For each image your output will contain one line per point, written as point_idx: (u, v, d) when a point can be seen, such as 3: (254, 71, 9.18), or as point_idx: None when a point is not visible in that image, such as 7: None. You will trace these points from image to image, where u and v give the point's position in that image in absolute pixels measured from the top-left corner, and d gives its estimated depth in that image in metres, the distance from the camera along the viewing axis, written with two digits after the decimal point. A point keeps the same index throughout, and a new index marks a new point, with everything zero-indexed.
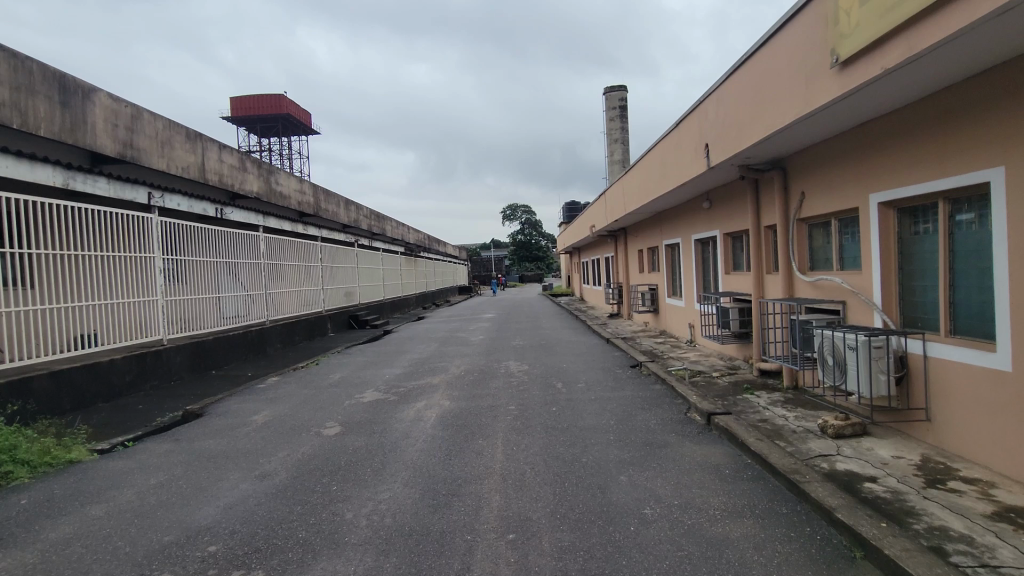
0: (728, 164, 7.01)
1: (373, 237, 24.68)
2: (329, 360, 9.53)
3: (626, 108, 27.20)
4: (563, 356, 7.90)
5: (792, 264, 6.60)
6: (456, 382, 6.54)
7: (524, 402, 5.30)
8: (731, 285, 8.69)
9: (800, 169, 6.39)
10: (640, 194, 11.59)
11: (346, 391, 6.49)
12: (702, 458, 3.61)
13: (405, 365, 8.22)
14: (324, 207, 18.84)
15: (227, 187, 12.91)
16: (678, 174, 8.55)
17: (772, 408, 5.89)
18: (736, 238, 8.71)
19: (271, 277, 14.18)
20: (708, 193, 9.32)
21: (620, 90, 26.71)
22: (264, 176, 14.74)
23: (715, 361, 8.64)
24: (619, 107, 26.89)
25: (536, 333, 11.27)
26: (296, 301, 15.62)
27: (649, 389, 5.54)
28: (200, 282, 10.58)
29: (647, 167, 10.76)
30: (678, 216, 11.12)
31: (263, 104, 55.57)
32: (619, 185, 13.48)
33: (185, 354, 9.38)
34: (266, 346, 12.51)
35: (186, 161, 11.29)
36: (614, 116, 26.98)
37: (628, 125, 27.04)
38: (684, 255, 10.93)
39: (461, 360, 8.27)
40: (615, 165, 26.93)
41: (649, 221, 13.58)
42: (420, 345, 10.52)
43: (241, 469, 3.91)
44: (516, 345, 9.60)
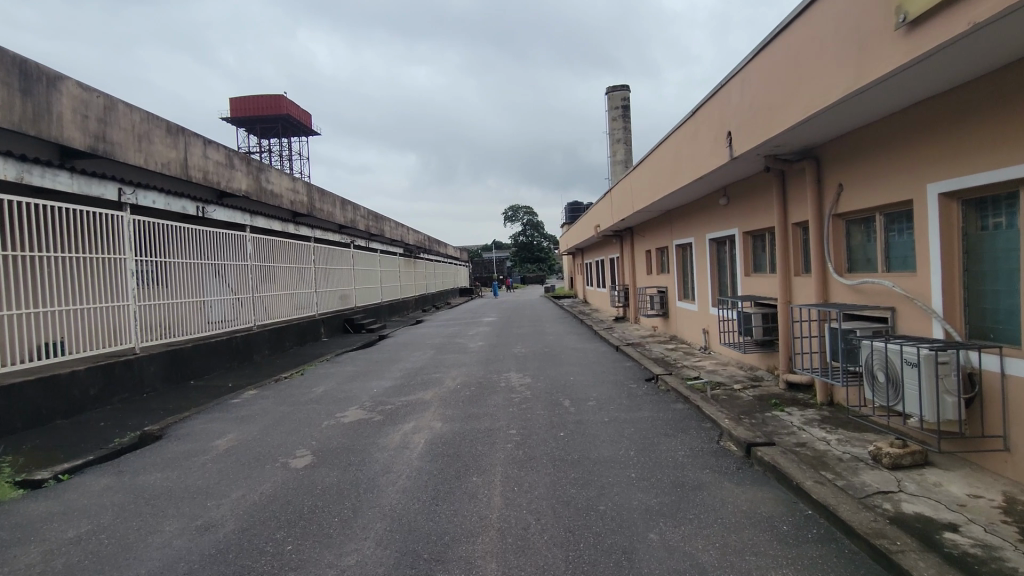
0: (754, 154, 6.33)
1: (371, 238, 24.00)
2: (317, 370, 8.83)
3: (629, 107, 26.50)
4: (570, 366, 7.19)
5: (827, 265, 5.89)
6: (450, 398, 5.83)
7: (526, 425, 4.59)
8: (752, 288, 7.97)
9: (837, 159, 5.70)
10: (649, 192, 10.91)
11: (326, 409, 5.78)
12: (749, 508, 2.91)
13: (396, 376, 7.50)
14: (318, 207, 18.15)
15: (213, 185, 12.23)
16: (693, 168, 7.86)
17: (809, 430, 5.17)
18: (757, 236, 8.00)
19: (260, 280, 13.49)
20: (725, 189, 8.65)
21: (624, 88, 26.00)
22: (254, 174, 14.07)
23: (735, 372, 7.92)
24: (623, 106, 26.19)
25: (540, 339, 10.54)
26: (288, 304, 14.92)
27: (671, 409, 4.82)
28: (179, 285, 9.89)
29: (657, 163, 10.10)
30: (690, 214, 10.43)
31: (262, 104, 54.96)
32: (626, 183, 12.79)
33: (159, 364, 8.70)
34: (253, 353, 11.82)
35: (167, 156, 10.62)
36: (617, 115, 26.27)
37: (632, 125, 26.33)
38: (697, 256, 10.21)
39: (458, 370, 7.56)
40: (618, 165, 26.22)
41: (658, 220, 12.87)
42: (415, 353, 9.81)
43: (183, 516, 3.20)
44: (518, 353, 8.88)
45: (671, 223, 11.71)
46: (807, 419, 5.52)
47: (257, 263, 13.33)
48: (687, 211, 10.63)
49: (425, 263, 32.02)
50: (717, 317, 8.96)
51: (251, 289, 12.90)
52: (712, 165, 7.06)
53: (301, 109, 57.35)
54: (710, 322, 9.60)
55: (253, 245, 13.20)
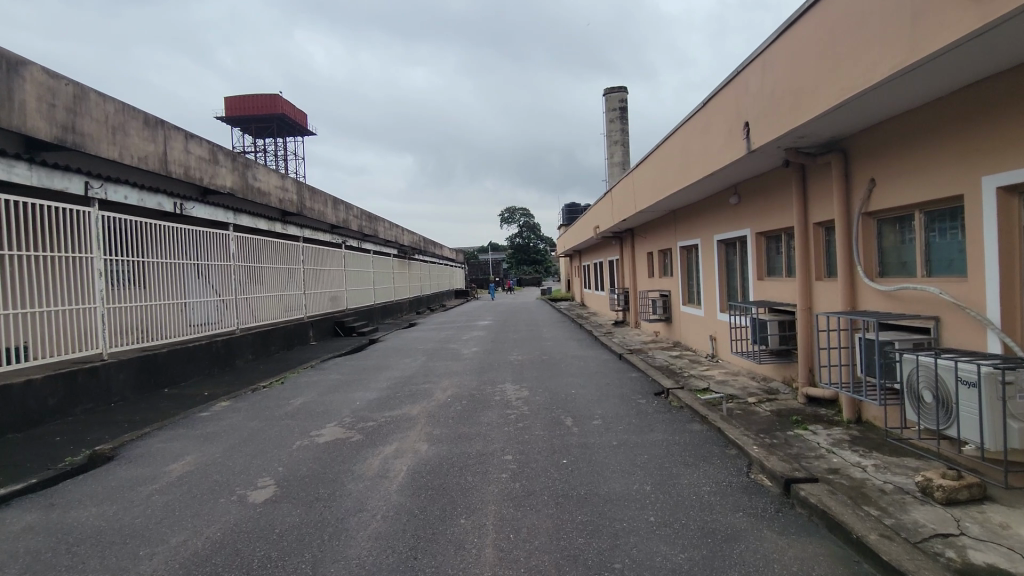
0: (774, 148, 5.79)
1: (364, 239, 23.40)
2: (299, 378, 8.24)
3: (627, 109, 26.02)
4: (571, 378, 6.62)
5: (856, 268, 5.35)
6: (439, 414, 5.27)
7: (524, 450, 4.02)
8: (765, 293, 7.43)
9: (867, 151, 5.17)
10: (652, 191, 10.37)
11: (302, 425, 5.20)
12: (800, 570, 2.37)
13: (382, 387, 6.91)
14: (309, 206, 17.57)
15: (196, 181, 11.64)
16: (703, 164, 7.33)
17: (840, 453, 4.62)
18: (772, 237, 7.47)
19: (245, 281, 12.91)
20: (735, 186, 8.13)
21: (621, 90, 25.52)
22: (239, 171, 13.47)
23: (747, 383, 7.37)
24: (620, 108, 25.71)
25: (538, 346, 9.97)
26: (275, 307, 14.33)
27: (687, 430, 4.27)
28: (156, 287, 9.29)
29: (661, 161, 9.58)
30: (696, 214, 9.90)
31: (257, 103, 54.29)
32: (626, 182, 12.25)
33: (130, 372, 8.11)
34: (235, 358, 11.24)
35: (144, 150, 10.02)
36: (614, 117, 25.79)
37: (629, 127, 25.85)
38: (704, 258, 9.67)
39: (450, 380, 6.99)
40: (615, 167, 25.74)
41: (660, 221, 12.34)
42: (405, 360, 9.24)
43: (107, 571, 2.61)
44: (515, 361, 8.30)
45: (675, 224, 11.18)
46: (835, 440, 4.97)
47: (242, 264, 12.76)
48: (692, 211, 10.10)
49: (420, 264, 31.44)
50: (726, 324, 8.42)
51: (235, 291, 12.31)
52: (725, 160, 6.54)
53: (295, 108, 56.70)
54: (718, 328, 9.06)
55: (237, 244, 12.61)
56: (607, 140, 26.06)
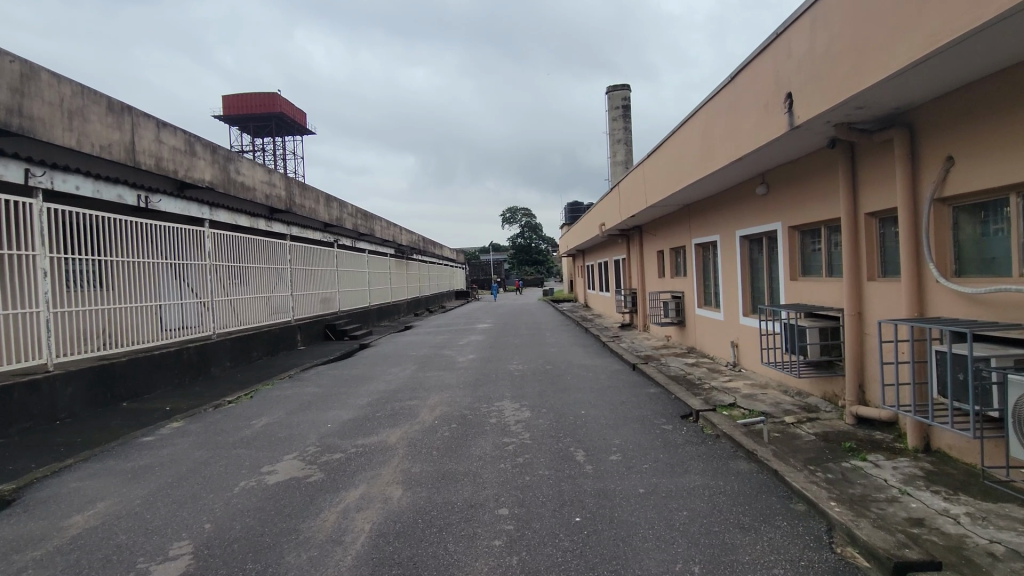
0: (822, 124, 4.87)
1: (359, 238, 22.52)
2: (273, 391, 7.34)
3: (629, 106, 25.11)
4: (579, 394, 5.70)
5: (925, 266, 4.43)
6: (423, 442, 4.36)
7: (524, 501, 3.11)
8: (800, 295, 6.52)
9: (941, 123, 4.25)
10: (665, 184, 9.47)
11: (254, 457, 4.29)
12: None
13: (363, 404, 6.01)
14: (299, 203, 16.69)
15: (170, 174, 10.76)
16: (728, 148, 6.43)
17: (917, 497, 3.71)
18: (807, 232, 6.56)
19: (226, 281, 12.02)
20: (763, 175, 7.22)
21: (624, 88, 24.60)
22: (220, 163, 12.59)
23: (780, 399, 6.46)
24: (622, 106, 24.80)
25: (540, 353, 9.05)
26: (260, 309, 13.44)
27: (731, 473, 3.35)
28: (120, 288, 8.41)
29: (676, 149, 8.69)
30: (715, 208, 9.00)
31: (254, 102, 53.39)
32: (636, 175, 11.33)
33: (80, 384, 7.20)
34: (211, 365, 10.33)
35: (107, 137, 9.14)
36: (616, 116, 24.90)
37: (632, 125, 24.94)
38: (724, 256, 8.77)
39: (440, 396, 6.08)
40: (619, 166, 24.83)
41: (672, 217, 11.44)
42: (393, 370, 8.32)
43: None
44: (516, 372, 7.37)
45: (689, 220, 10.28)
46: (905, 477, 4.05)
47: (222, 263, 11.89)
48: (710, 205, 9.18)
49: (419, 264, 30.51)
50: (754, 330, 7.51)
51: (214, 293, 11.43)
52: (757, 142, 5.62)
53: (294, 108, 55.89)
54: (742, 334, 8.17)
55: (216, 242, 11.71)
56: (610, 139, 25.13)
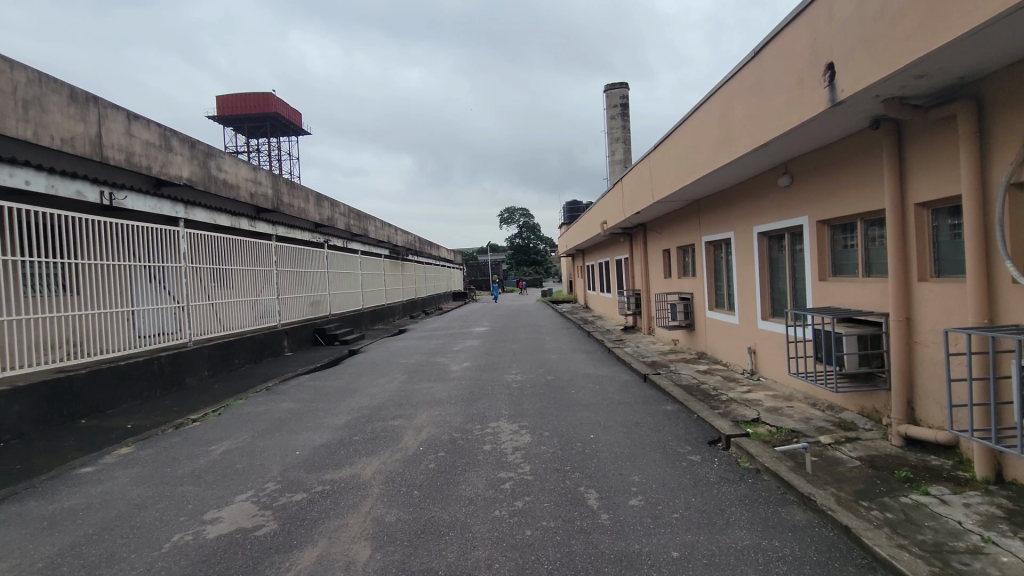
0: (869, 99, 4.18)
1: (353, 238, 21.82)
2: (245, 406, 6.64)
3: (628, 104, 24.40)
4: (586, 411, 5.01)
5: (998, 265, 3.73)
6: (404, 476, 3.67)
7: (524, 570, 2.42)
8: (831, 298, 5.85)
9: (1020, 93, 3.55)
10: (674, 177, 8.80)
11: (200, 497, 3.58)
12: None
13: (342, 423, 5.31)
14: (287, 201, 15.98)
15: (142, 170, 10.05)
16: (752, 133, 5.76)
17: (1006, 548, 3.01)
18: (839, 226, 5.89)
19: (209, 284, 11.32)
20: (786, 164, 6.56)
21: (622, 85, 23.91)
22: (199, 159, 11.88)
23: (810, 413, 5.80)
24: (621, 104, 24.10)
25: (540, 361, 8.36)
26: (245, 313, 12.74)
27: (784, 526, 2.67)
28: (82, 294, 7.69)
29: (686, 139, 8.02)
30: (729, 203, 8.33)
31: (248, 102, 52.69)
32: (641, 169, 10.64)
33: (28, 401, 6.49)
34: (187, 375, 9.59)
35: (69, 130, 8.43)
36: (615, 114, 24.20)
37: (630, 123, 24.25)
38: (739, 255, 8.10)
39: (429, 414, 5.38)
40: (618, 165, 24.22)
41: (680, 214, 10.75)
42: (380, 380, 7.62)
43: None
44: (514, 384, 6.67)
45: (700, 216, 9.60)
46: (984, 519, 3.35)
47: (204, 265, 11.18)
48: (723, 199, 8.52)
49: (415, 265, 29.80)
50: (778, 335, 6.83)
51: (194, 296, 10.73)
52: (788, 124, 4.95)
53: (288, 108, 55.17)
54: (761, 339, 7.52)
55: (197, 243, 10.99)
56: (609, 137, 24.48)
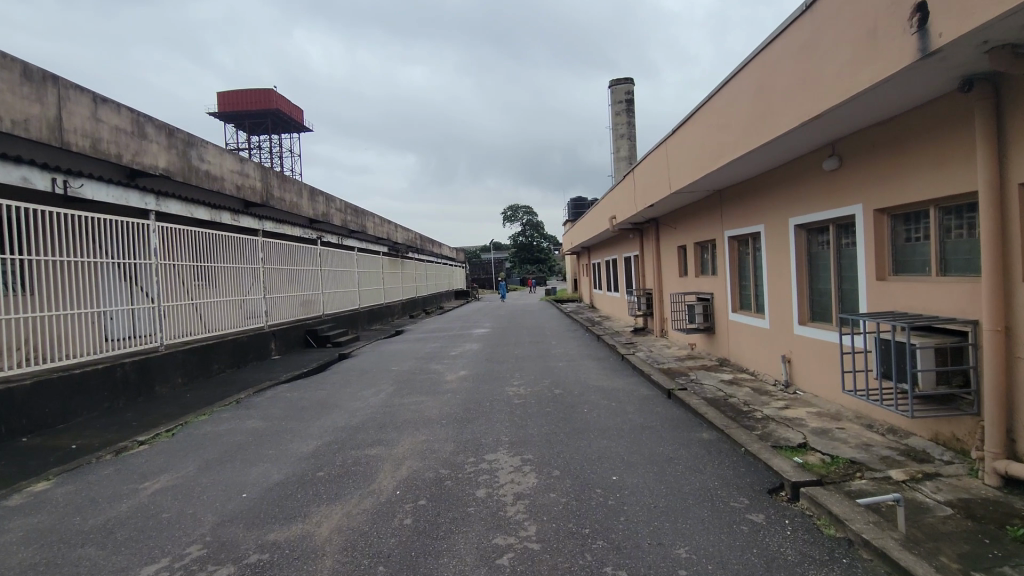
0: (972, 49, 3.26)
1: (350, 235, 20.93)
2: (205, 424, 5.73)
3: (633, 99, 23.44)
4: (605, 439, 4.11)
5: None
6: (369, 540, 2.77)
7: None
8: (892, 301, 4.95)
9: None
10: (693, 165, 7.93)
11: (96, 569, 2.69)
12: None
13: (310, 451, 4.42)
14: (277, 195, 15.09)
15: (111, 158, 9.16)
16: (796, 106, 4.89)
17: None
18: (902, 216, 4.99)
19: (188, 282, 10.43)
20: (832, 145, 5.69)
21: (628, 80, 22.96)
22: (178, 148, 11.00)
23: (868, 437, 4.90)
24: (626, 100, 23.14)
25: (547, 370, 7.46)
26: (229, 314, 11.86)
27: None
28: (31, 295, 6.81)
29: (708, 121, 7.14)
30: (757, 194, 7.45)
31: (249, 98, 51.94)
32: (656, 157, 9.74)
33: None
34: (156, 383, 8.68)
35: (22, 111, 7.53)
36: (620, 110, 23.22)
37: (636, 119, 23.28)
38: (772, 251, 7.20)
39: (413, 440, 4.49)
40: (623, 163, 23.30)
41: (698, 206, 9.86)
42: (365, 392, 6.73)
43: None
44: (516, 399, 5.77)
45: (723, 208, 8.69)
46: None
47: (183, 262, 10.28)
48: (751, 189, 7.64)
49: (415, 263, 28.91)
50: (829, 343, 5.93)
51: (170, 295, 9.82)
52: (850, 89, 4.08)
53: (289, 104, 54.32)
54: (800, 347, 6.63)
55: (175, 238, 10.12)
56: (613, 134, 23.54)
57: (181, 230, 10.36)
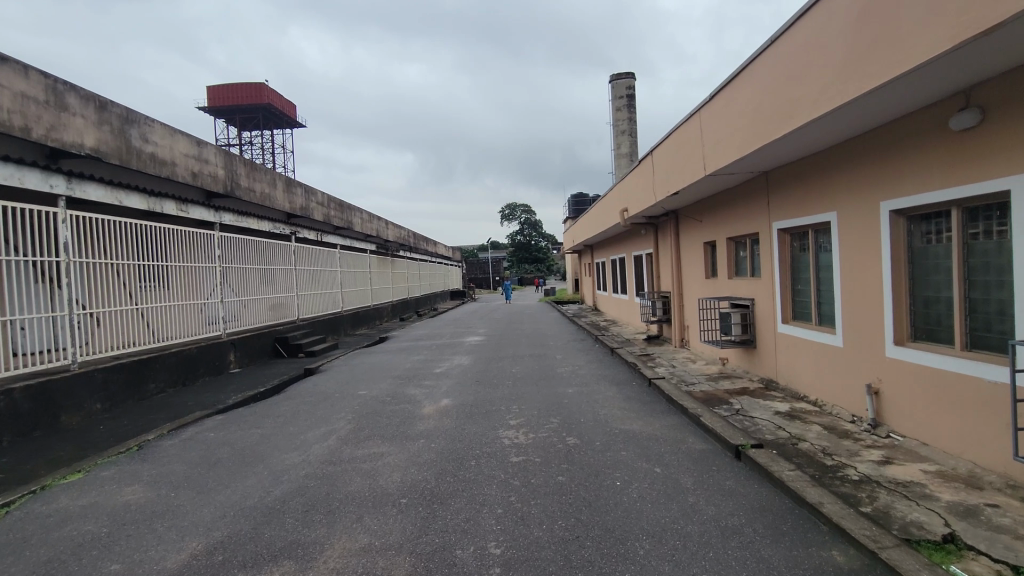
0: None
1: (333, 232, 19.19)
2: (66, 489, 3.95)
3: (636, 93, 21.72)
4: (670, 567, 2.39)
5: None
6: None
7: None
8: None
9: None
10: (736, 137, 6.26)
11: None
12: None
13: (176, 570, 2.67)
14: (245, 186, 13.33)
15: (19, 132, 7.39)
16: (961, 13, 3.30)
17: None
18: None
19: (128, 284, 8.63)
20: (964, 95, 4.09)
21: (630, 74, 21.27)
22: (116, 126, 9.23)
23: None
24: (627, 95, 21.43)
25: (553, 402, 5.74)
26: (183, 321, 10.12)
27: None
28: None
29: (766, 79, 5.53)
30: (828, 174, 5.81)
31: (240, 92, 50.15)
32: (684, 133, 8.06)
33: None
34: (62, 412, 6.92)
35: None
36: (620, 106, 21.51)
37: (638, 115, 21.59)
38: (851, 249, 5.53)
39: (346, 550, 2.76)
40: (624, 159, 21.54)
41: (734, 193, 8.19)
42: (309, 436, 4.99)
43: None
44: (514, 456, 4.02)
45: (773, 193, 7.02)
46: None
47: (122, 261, 8.53)
48: (817, 168, 5.98)
49: (407, 262, 27.20)
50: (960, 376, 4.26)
51: (100, 301, 7.98)
52: None
53: (281, 99, 52.54)
54: (899, 377, 4.96)
55: (113, 233, 8.38)
56: (614, 130, 21.79)
57: (121, 223, 8.61)
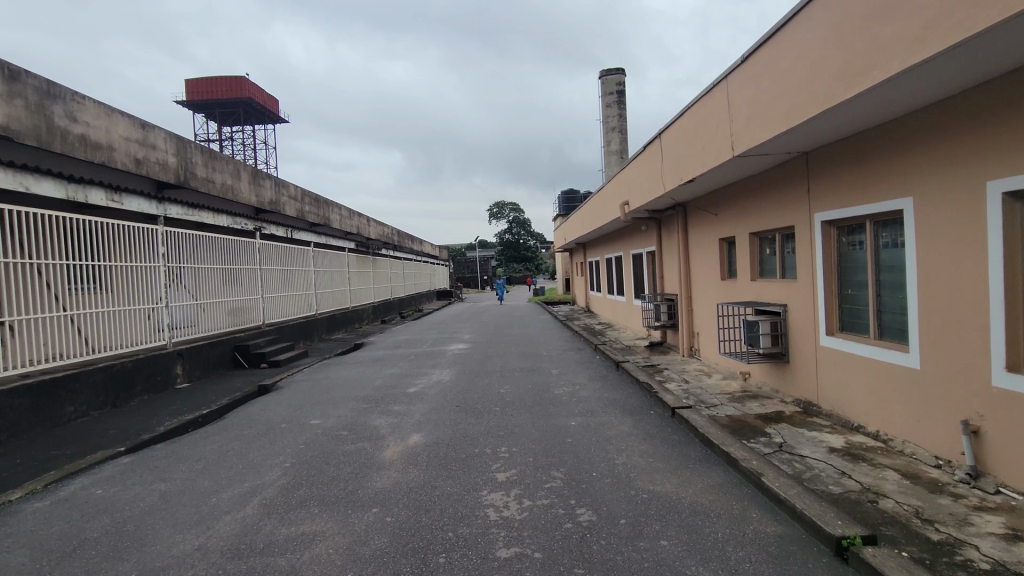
0: None
1: (307, 228, 17.77)
2: None
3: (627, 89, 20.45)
4: None
5: None
6: None
7: None
8: None
9: None
10: (780, 104, 4.98)
11: None
12: None
13: None
14: (202, 176, 11.92)
15: None
16: None
17: None
18: None
19: (51, 287, 7.22)
20: None
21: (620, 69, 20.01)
22: (33, 101, 7.82)
23: None
24: (617, 91, 20.13)
25: (554, 441, 4.45)
26: (125, 329, 8.73)
27: None
28: None
29: (833, 24, 4.26)
30: (902, 149, 4.57)
31: (219, 86, 48.39)
32: (704, 108, 6.78)
33: None
34: None
35: None
36: (611, 101, 20.23)
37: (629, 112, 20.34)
38: (936, 244, 4.29)
39: None
40: (614, 156, 20.27)
41: (762, 180, 6.94)
42: (224, 499, 3.67)
43: None
44: (504, 548, 2.74)
45: (817, 177, 5.78)
46: None
47: (46, 262, 7.14)
48: (887, 142, 4.73)
49: (389, 261, 25.78)
50: None
51: (7, 307, 6.56)
52: None
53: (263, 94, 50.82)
54: (1014, 415, 3.72)
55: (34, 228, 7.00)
56: (604, 126, 20.50)
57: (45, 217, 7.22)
